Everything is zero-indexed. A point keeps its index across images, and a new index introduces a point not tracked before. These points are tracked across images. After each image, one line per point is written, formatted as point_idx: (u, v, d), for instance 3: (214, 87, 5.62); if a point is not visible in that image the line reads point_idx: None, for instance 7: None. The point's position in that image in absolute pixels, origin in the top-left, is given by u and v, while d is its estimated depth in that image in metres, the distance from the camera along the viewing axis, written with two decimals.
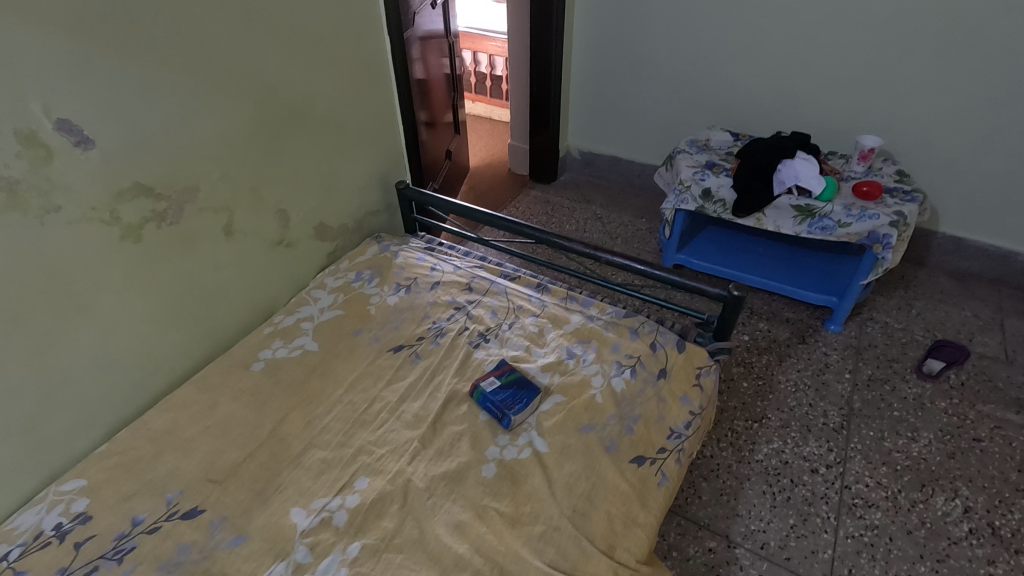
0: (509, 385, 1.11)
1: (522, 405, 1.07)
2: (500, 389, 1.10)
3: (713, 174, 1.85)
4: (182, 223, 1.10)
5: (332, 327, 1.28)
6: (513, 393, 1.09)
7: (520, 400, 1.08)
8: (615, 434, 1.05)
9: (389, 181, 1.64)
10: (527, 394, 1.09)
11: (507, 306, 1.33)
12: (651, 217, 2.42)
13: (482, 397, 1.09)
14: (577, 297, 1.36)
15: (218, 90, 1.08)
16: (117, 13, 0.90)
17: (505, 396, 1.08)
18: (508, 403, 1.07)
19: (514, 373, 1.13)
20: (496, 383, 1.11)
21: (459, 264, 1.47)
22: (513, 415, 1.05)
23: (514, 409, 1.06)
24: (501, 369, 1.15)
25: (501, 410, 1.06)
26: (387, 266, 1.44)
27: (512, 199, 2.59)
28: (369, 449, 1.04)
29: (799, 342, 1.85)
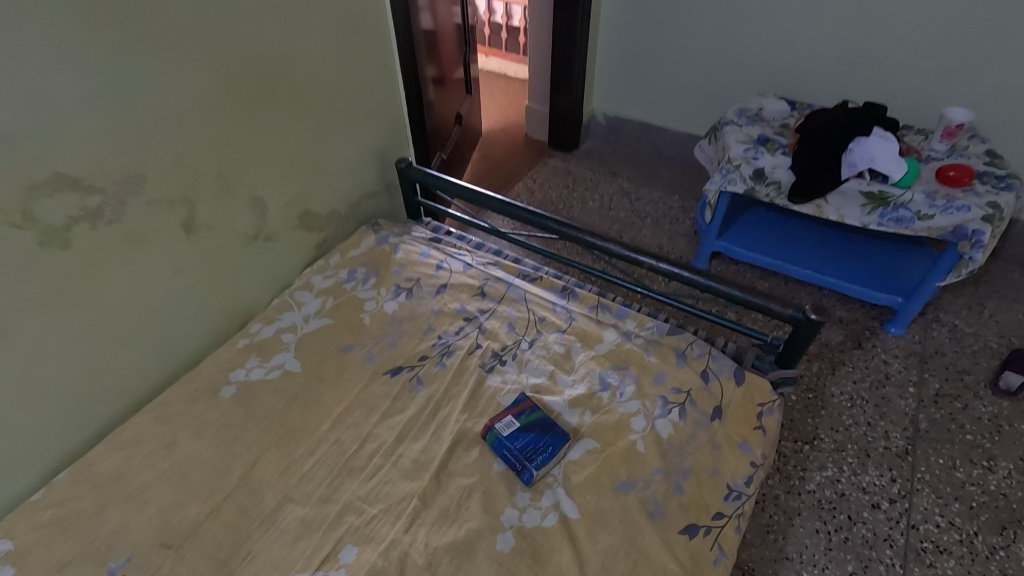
0: (531, 428, 0.90)
1: (546, 456, 0.87)
2: (519, 433, 0.90)
3: (767, 151, 1.58)
4: (125, 221, 0.88)
5: (318, 342, 1.07)
6: (536, 439, 0.89)
7: (544, 449, 0.88)
8: (661, 495, 0.85)
9: (389, 158, 1.40)
10: (552, 441, 0.89)
11: (527, 318, 1.11)
12: (684, 193, 2.16)
13: (498, 443, 0.89)
14: (610, 307, 1.15)
15: (161, 47, 0.84)
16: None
17: (525, 443, 0.89)
18: (529, 452, 0.87)
19: (536, 411, 0.93)
20: (514, 425, 0.91)
21: (470, 261, 1.25)
22: (534, 470, 0.86)
23: (537, 462, 0.86)
24: (521, 405, 0.94)
25: (519, 463, 0.87)
26: (385, 263, 1.22)
27: (529, 169, 2.33)
28: (359, 508, 0.84)
29: (855, 348, 1.62)
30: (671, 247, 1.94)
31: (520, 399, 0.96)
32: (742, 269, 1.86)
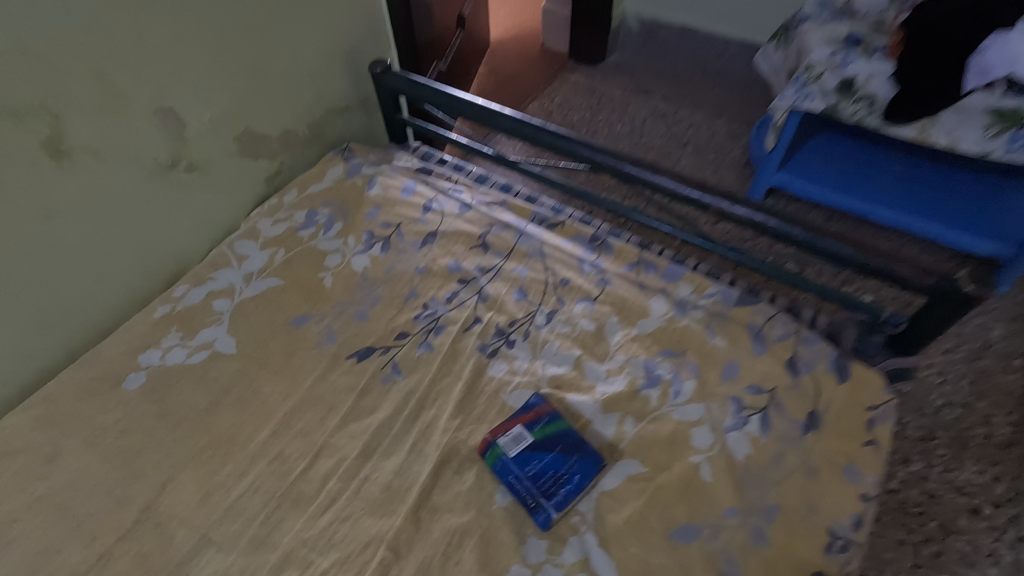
0: (550, 446, 0.64)
1: (571, 491, 0.62)
2: (534, 453, 0.64)
3: (859, 55, 1.20)
4: None
5: (260, 311, 0.79)
6: (557, 463, 0.63)
7: (569, 478, 0.62)
8: (734, 548, 0.59)
9: (363, 61, 1.06)
10: (581, 467, 0.63)
11: (544, 281, 0.82)
12: (732, 116, 1.79)
13: (503, 466, 0.63)
14: (657, 266, 0.85)
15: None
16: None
17: (542, 468, 0.63)
18: (548, 483, 0.62)
19: (556, 421, 0.66)
20: (528, 441, 0.64)
21: (468, 202, 0.94)
22: (554, 512, 0.60)
23: (558, 498, 0.61)
24: (537, 410, 0.67)
25: (533, 500, 0.61)
26: (355, 203, 0.92)
27: (545, 87, 1.95)
28: (305, 561, 0.60)
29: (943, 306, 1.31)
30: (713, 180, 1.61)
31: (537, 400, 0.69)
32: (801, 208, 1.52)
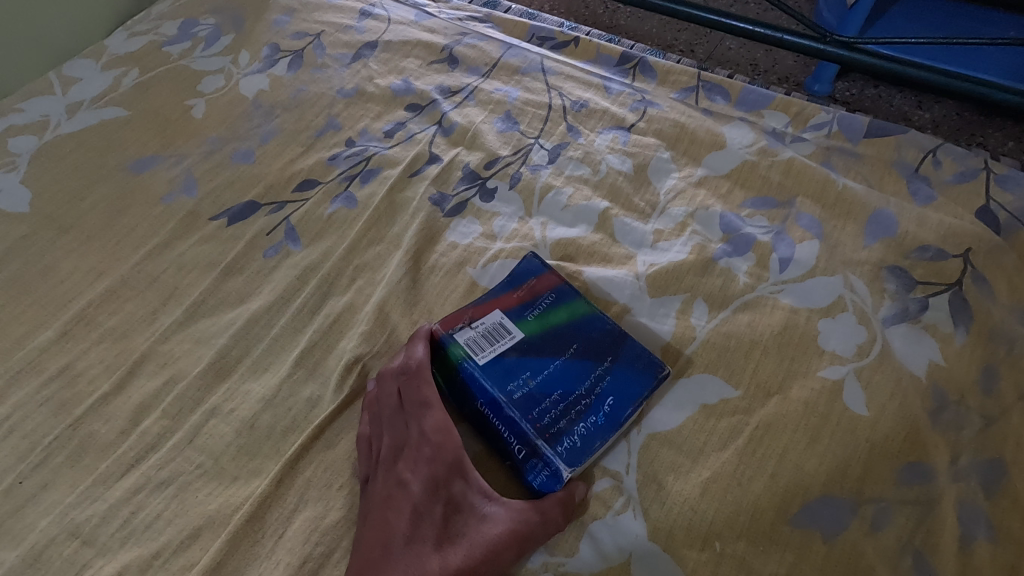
0: (558, 348, 0.34)
1: (599, 429, 0.31)
2: (526, 360, 0.33)
3: None
4: None
5: (82, 151, 0.48)
6: (570, 379, 0.33)
7: (594, 410, 0.32)
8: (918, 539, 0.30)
9: None
10: (617, 389, 0.32)
11: (547, 106, 0.50)
12: None
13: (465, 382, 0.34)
14: (731, 86, 0.52)
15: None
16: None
17: (542, 387, 0.33)
18: (555, 414, 0.32)
19: (569, 305, 0.35)
20: (514, 339, 0.34)
21: (433, 12, 0.61)
22: (565, 469, 0.30)
23: (571, 444, 0.31)
24: (533, 286, 0.37)
25: (524, 447, 0.31)
26: (257, 9, 0.60)
27: None
28: (82, 567, 0.31)
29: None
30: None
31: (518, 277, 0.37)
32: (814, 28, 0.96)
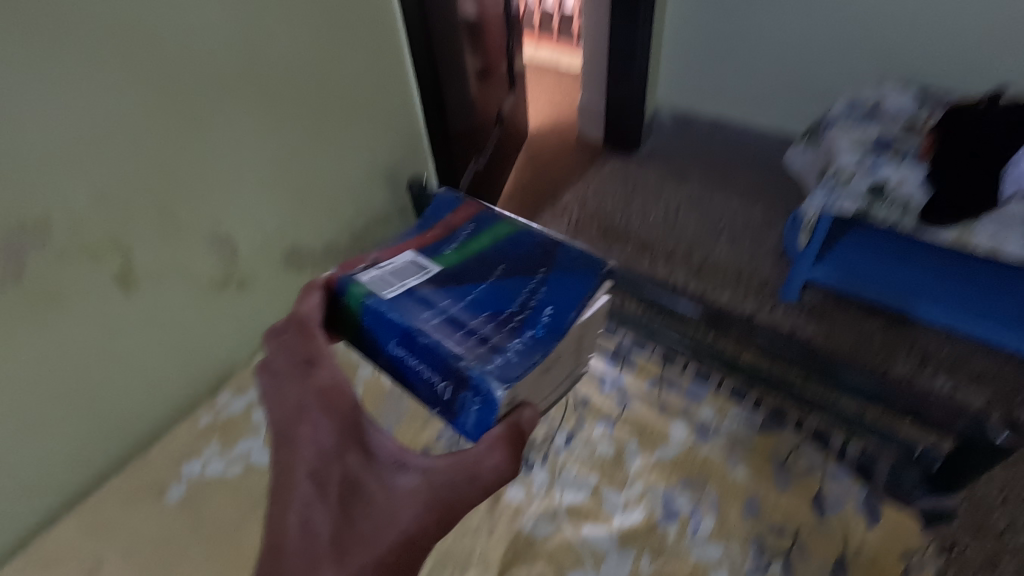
0: (485, 273, 0.65)
1: (538, 345, 0.56)
2: (450, 292, 0.63)
3: (888, 160, 1.22)
4: (32, 279, 0.66)
5: None
6: (498, 296, 0.62)
7: (530, 319, 0.59)
8: None
9: (402, 176, 1.15)
10: (551, 298, 0.61)
11: (565, 400, 0.84)
12: (767, 203, 1.78)
13: (386, 330, 0.61)
14: (680, 380, 0.85)
15: (67, 25, 0.59)
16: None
17: (466, 306, 0.61)
18: (480, 333, 0.58)
19: (475, 251, 0.69)
20: (431, 276, 0.65)
21: None
22: (500, 388, 0.53)
23: (505, 355, 0.55)
24: (452, 231, 0.72)
25: (453, 378, 0.56)
26: None
27: (581, 175, 2.01)
28: None
29: (911, 371, 1.35)
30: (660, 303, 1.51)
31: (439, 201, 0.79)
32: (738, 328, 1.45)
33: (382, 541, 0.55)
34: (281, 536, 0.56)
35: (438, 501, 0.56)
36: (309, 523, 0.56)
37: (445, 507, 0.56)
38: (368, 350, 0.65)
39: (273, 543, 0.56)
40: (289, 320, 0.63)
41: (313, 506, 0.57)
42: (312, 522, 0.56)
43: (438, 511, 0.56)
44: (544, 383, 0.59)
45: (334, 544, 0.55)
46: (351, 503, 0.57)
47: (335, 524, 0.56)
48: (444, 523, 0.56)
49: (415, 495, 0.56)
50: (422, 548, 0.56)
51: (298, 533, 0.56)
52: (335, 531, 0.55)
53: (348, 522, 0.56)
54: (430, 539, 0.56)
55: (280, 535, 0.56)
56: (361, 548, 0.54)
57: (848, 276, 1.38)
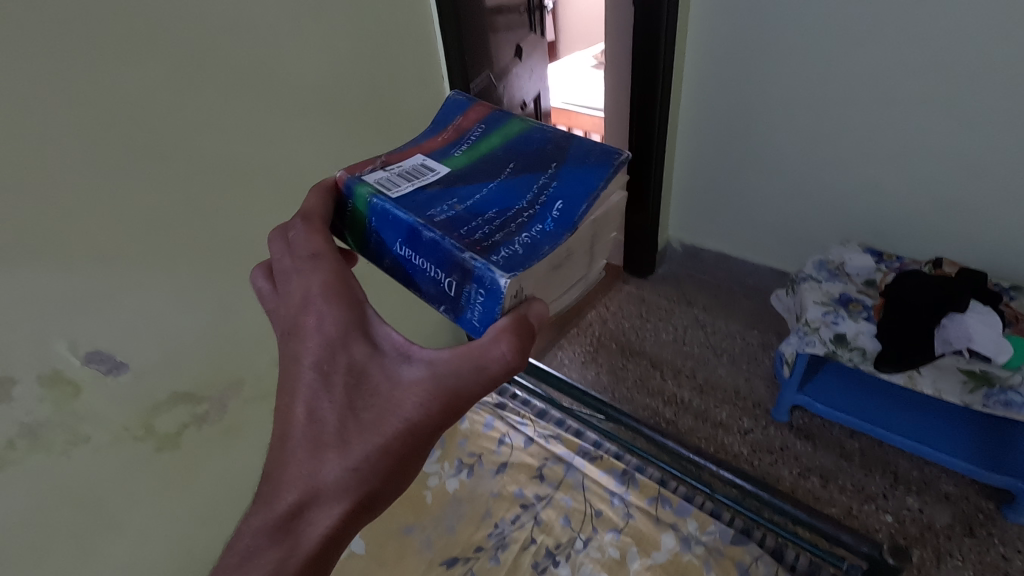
0: (495, 174, 0.67)
1: (541, 234, 0.57)
2: (454, 194, 0.63)
3: (848, 316, 1.53)
4: (225, 418, 1.01)
5: (381, 521, 1.15)
6: (506, 195, 0.63)
7: (540, 213, 0.60)
8: None
9: None
10: (561, 193, 0.62)
11: (583, 511, 1.12)
12: (764, 327, 2.07)
13: (393, 230, 0.62)
14: (671, 498, 1.12)
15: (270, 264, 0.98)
16: (119, 221, 0.80)
17: (471, 206, 0.62)
18: (486, 228, 0.58)
19: (489, 141, 0.72)
20: (440, 177, 0.66)
21: (532, 435, 1.27)
22: (500, 273, 0.52)
23: (512, 249, 0.55)
24: (463, 132, 0.75)
25: (457, 266, 0.56)
26: (450, 434, 1.29)
27: (603, 295, 2.31)
28: None
29: (887, 486, 1.57)
30: (667, 419, 1.80)
31: (449, 105, 0.81)
32: (734, 446, 1.70)
33: (384, 428, 0.57)
34: (288, 421, 0.59)
35: (444, 382, 0.56)
36: (315, 414, 0.58)
37: (446, 398, 0.57)
38: (375, 253, 0.67)
39: (280, 434, 0.59)
40: (300, 220, 0.65)
41: (318, 399, 0.58)
42: (317, 415, 0.58)
43: (440, 399, 0.57)
44: (552, 281, 0.62)
45: (340, 434, 0.57)
46: (354, 396, 0.58)
47: (342, 415, 0.58)
48: (446, 413, 0.58)
49: (418, 386, 0.57)
50: (423, 438, 0.58)
51: (306, 419, 0.58)
52: (342, 420, 0.57)
53: (353, 416, 0.58)
54: (434, 428, 0.58)
55: (287, 422, 0.59)
56: (366, 433, 0.57)
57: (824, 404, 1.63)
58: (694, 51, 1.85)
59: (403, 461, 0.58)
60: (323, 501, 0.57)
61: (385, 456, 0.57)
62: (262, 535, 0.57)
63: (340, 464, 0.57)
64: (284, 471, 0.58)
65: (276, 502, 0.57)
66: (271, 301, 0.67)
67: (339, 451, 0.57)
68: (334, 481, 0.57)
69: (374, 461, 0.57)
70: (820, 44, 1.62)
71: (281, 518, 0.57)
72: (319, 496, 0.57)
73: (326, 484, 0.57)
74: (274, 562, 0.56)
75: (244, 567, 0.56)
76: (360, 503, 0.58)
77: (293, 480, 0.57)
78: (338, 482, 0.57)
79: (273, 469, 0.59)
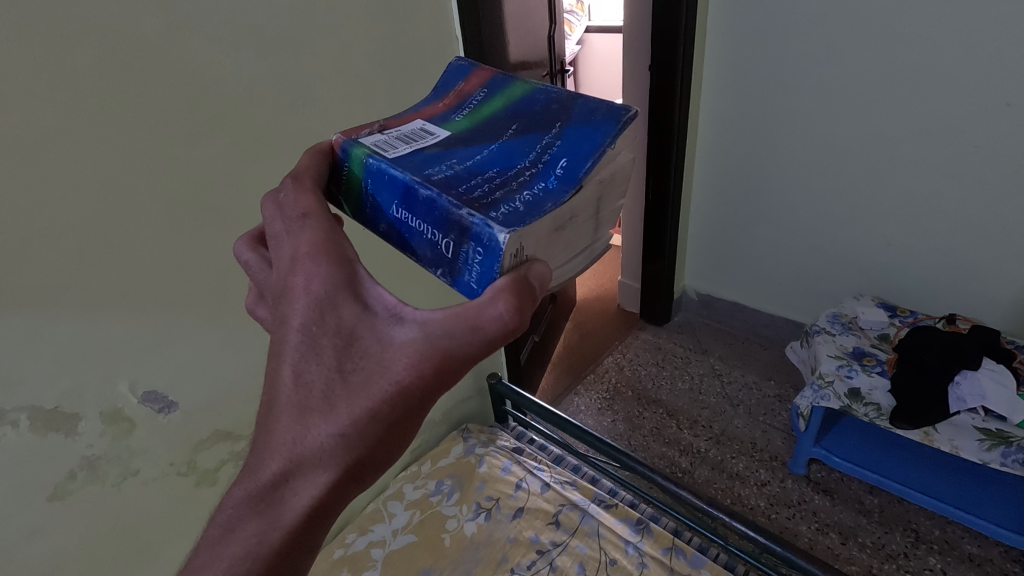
0: (497, 134, 0.57)
1: (550, 193, 0.47)
2: (455, 155, 0.55)
3: (862, 370, 1.55)
4: None
5: (401, 562, 1.17)
6: (508, 155, 0.53)
7: (543, 171, 0.50)
8: None
9: (481, 367, 1.57)
10: (566, 151, 0.51)
11: (598, 558, 1.14)
12: (781, 379, 2.08)
13: (387, 191, 0.54)
14: (684, 549, 1.14)
15: None
16: (186, 279, 0.89)
17: (471, 165, 0.53)
18: (486, 186, 0.49)
19: (498, 101, 0.63)
20: (438, 139, 0.58)
21: (548, 480, 1.31)
22: (500, 231, 0.43)
23: (512, 206, 0.46)
24: (469, 96, 0.67)
25: (454, 227, 0.47)
26: (469, 477, 1.33)
27: (619, 341, 2.36)
28: None
29: (908, 545, 1.53)
30: (683, 468, 1.80)
31: (451, 71, 0.72)
32: (752, 498, 1.69)
33: (377, 393, 0.44)
34: (272, 384, 0.46)
35: (448, 348, 0.44)
36: (302, 376, 0.46)
37: (448, 361, 0.44)
38: (370, 218, 0.58)
39: (264, 400, 0.47)
40: (289, 178, 0.55)
41: (305, 358, 0.46)
42: (305, 377, 0.46)
43: (440, 361, 0.44)
44: (558, 245, 0.51)
45: (327, 399, 0.45)
46: (344, 358, 0.46)
47: (331, 378, 0.45)
48: (445, 376, 0.45)
49: (415, 346, 0.44)
50: (422, 400, 0.46)
51: (291, 385, 0.46)
52: (329, 388, 0.45)
53: (342, 379, 0.45)
54: (428, 394, 0.46)
55: (271, 386, 0.46)
56: (358, 399, 0.45)
57: (840, 458, 1.64)
58: (707, 112, 1.97)
59: (399, 431, 0.46)
60: (307, 470, 0.45)
61: (380, 426, 0.45)
62: (242, 507, 0.46)
63: (327, 430, 0.45)
64: (265, 441, 0.46)
65: (258, 470, 0.46)
66: (259, 270, 0.56)
67: (326, 417, 0.45)
68: (320, 453, 0.45)
69: (368, 430, 0.45)
70: (826, 109, 1.70)
71: (260, 492, 0.46)
72: (302, 466, 0.45)
73: (310, 455, 0.45)
74: (255, 536, 0.46)
75: (224, 540, 0.47)
76: (350, 478, 0.46)
77: (275, 450, 0.45)
78: (326, 451, 0.45)
79: (258, 436, 0.47)
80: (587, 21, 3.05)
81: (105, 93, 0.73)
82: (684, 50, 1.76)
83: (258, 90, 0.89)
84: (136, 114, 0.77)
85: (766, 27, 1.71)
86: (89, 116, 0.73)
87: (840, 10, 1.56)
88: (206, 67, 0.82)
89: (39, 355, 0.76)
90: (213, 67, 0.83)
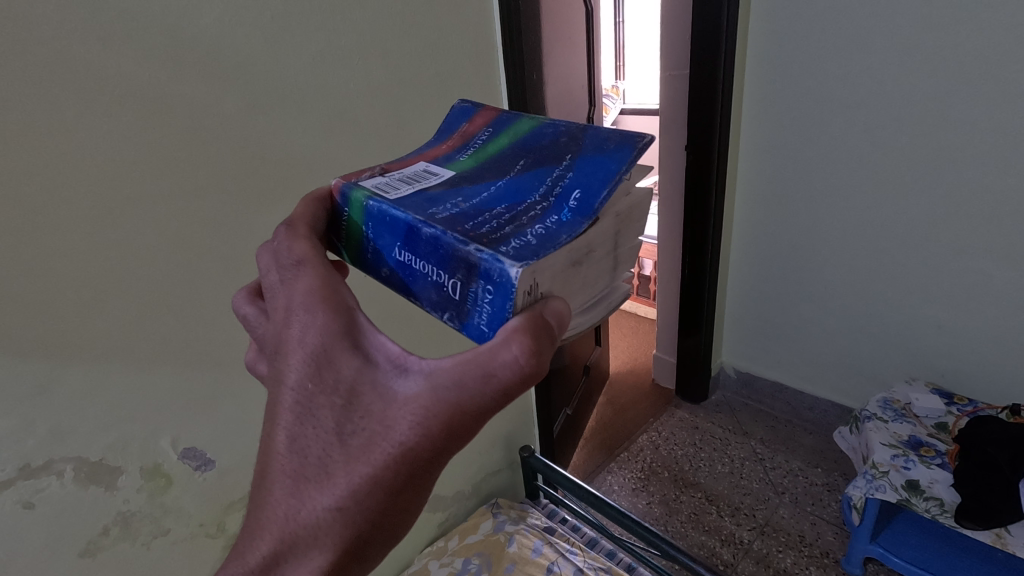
0: (504, 171, 0.59)
1: (565, 227, 0.48)
2: (462, 196, 0.56)
3: (921, 462, 1.45)
4: None
5: None
6: (517, 191, 0.55)
7: (555, 204, 0.51)
8: None
9: (514, 440, 1.54)
10: (579, 181, 0.52)
11: None
12: (829, 467, 1.96)
13: (389, 233, 0.56)
14: None
15: None
16: (240, 341, 0.92)
17: (477, 203, 0.54)
18: (494, 222, 0.51)
19: (500, 139, 0.66)
20: (439, 181, 0.61)
21: (582, 565, 1.23)
22: (513, 265, 0.44)
23: (524, 240, 0.47)
24: (472, 136, 0.70)
25: (463, 263, 0.48)
26: (497, 558, 1.27)
27: (653, 418, 2.29)
28: None
29: None
30: (725, 560, 1.68)
31: (455, 114, 0.76)
32: None
33: (378, 456, 0.43)
34: (267, 451, 0.45)
35: (459, 404, 0.43)
36: (299, 442, 0.44)
37: (458, 415, 0.43)
38: (372, 263, 0.60)
39: (258, 474, 0.45)
40: (283, 225, 0.57)
41: (300, 421, 0.44)
42: (299, 442, 0.44)
43: (450, 417, 0.43)
44: (574, 282, 0.51)
45: (324, 467, 0.43)
46: (343, 417, 0.44)
47: (329, 443, 0.44)
48: (454, 434, 0.44)
49: (420, 401, 0.43)
50: (429, 462, 0.44)
51: (285, 452, 0.44)
52: (328, 453, 0.43)
53: (340, 443, 0.44)
54: (437, 454, 0.44)
55: (266, 454, 0.45)
56: (357, 465, 0.43)
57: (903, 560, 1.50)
58: (744, 189, 2.00)
59: (404, 500, 0.44)
60: (302, 550, 0.43)
61: (383, 493, 0.43)
62: None
63: (323, 503, 0.42)
64: (257, 519, 0.44)
65: (248, 553, 0.43)
66: (257, 323, 0.57)
67: (322, 488, 0.43)
68: (315, 529, 0.43)
69: (368, 499, 0.43)
70: (869, 190, 1.70)
71: None
72: (297, 546, 0.43)
73: (306, 531, 0.43)
74: None
75: None
76: (350, 555, 0.44)
77: (267, 529, 0.43)
78: (323, 528, 0.43)
79: (250, 514, 0.45)
80: (621, 104, 3.20)
81: (185, 166, 0.80)
82: (720, 132, 1.81)
83: (322, 166, 0.96)
84: (210, 184, 0.83)
85: (803, 112, 1.77)
86: (170, 186, 0.79)
87: (878, 98, 1.60)
88: (275, 140, 0.89)
89: (94, 409, 0.79)
90: (283, 146, 0.90)
